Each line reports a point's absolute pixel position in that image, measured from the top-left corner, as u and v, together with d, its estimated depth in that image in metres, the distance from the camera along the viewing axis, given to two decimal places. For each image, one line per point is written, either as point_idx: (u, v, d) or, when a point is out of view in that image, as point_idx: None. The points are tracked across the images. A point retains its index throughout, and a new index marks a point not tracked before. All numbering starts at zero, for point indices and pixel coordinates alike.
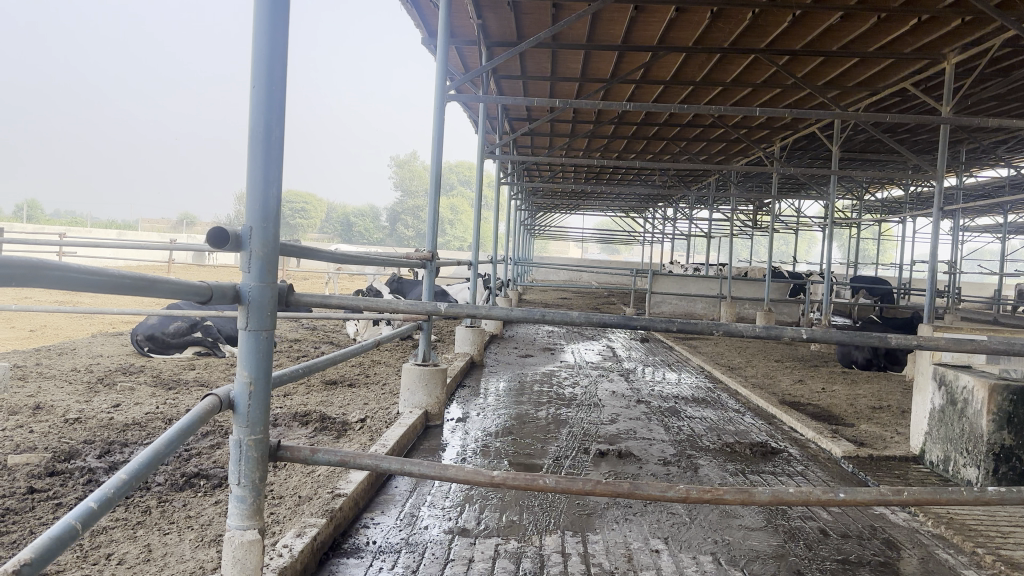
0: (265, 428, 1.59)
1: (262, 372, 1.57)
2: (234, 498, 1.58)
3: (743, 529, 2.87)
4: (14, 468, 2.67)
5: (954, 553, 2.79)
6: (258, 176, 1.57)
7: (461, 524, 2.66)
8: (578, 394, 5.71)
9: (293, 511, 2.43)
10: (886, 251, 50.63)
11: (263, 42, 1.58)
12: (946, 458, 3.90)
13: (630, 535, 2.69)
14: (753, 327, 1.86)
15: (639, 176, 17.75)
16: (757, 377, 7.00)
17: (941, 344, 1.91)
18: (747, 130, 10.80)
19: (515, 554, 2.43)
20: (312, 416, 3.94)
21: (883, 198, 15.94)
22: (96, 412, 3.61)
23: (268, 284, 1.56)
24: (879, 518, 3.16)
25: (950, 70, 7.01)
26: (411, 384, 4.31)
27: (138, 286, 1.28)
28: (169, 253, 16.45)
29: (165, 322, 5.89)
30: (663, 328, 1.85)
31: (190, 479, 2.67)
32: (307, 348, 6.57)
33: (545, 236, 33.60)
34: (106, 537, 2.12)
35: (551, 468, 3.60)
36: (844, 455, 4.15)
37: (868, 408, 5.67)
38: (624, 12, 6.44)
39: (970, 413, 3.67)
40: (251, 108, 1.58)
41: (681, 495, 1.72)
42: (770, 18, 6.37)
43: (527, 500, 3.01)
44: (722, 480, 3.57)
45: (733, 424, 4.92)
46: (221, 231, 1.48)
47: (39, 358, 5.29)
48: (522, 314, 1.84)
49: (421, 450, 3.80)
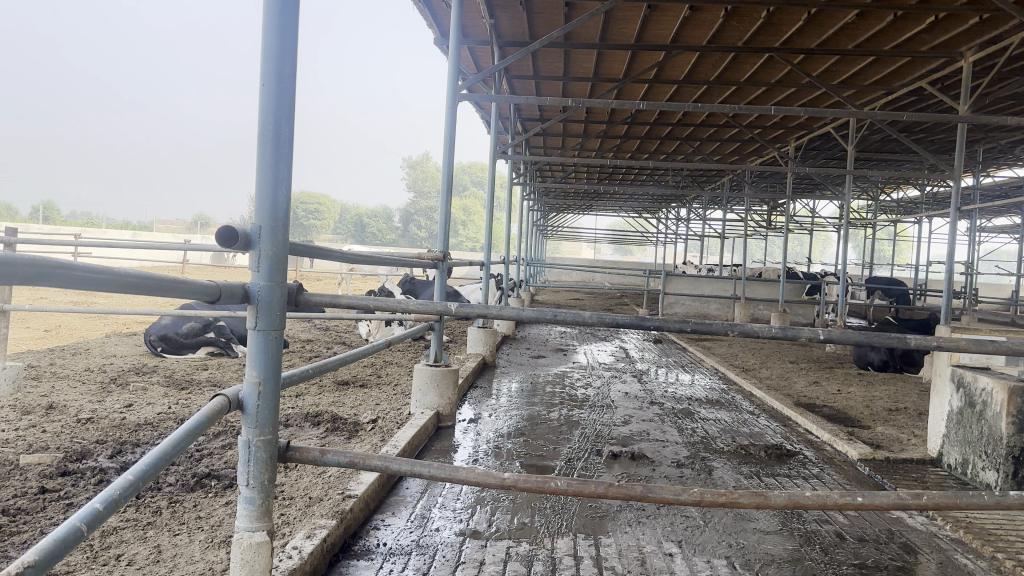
0: (274, 429, 1.58)
1: (271, 372, 1.56)
2: (243, 499, 1.56)
3: (758, 532, 2.83)
4: (26, 468, 2.68)
5: (973, 558, 2.73)
6: (267, 177, 1.56)
7: (472, 526, 2.64)
8: (592, 395, 5.69)
9: (303, 512, 2.41)
10: (902, 251, 50.26)
11: (273, 40, 1.56)
12: (964, 461, 3.83)
13: (642, 538, 2.66)
14: (769, 328, 1.82)
15: (651, 176, 17.66)
16: (772, 378, 6.93)
17: (961, 345, 1.86)
18: (761, 130, 10.71)
19: (527, 557, 2.40)
20: (324, 416, 3.94)
21: (899, 198, 15.78)
22: (108, 412, 3.62)
23: (277, 284, 1.55)
24: (897, 521, 3.10)
25: (967, 69, 6.92)
26: (423, 385, 4.30)
27: (148, 285, 1.27)
28: (182, 254, 16.52)
29: (178, 322, 5.91)
30: (676, 328, 1.82)
31: (201, 479, 2.67)
32: (319, 349, 6.59)
33: (557, 236, 33.48)
34: (117, 538, 2.12)
35: (563, 470, 3.57)
36: (860, 458, 4.09)
37: (885, 409, 5.59)
38: (638, 10, 6.39)
39: (989, 415, 3.60)
40: (260, 107, 1.56)
41: (695, 498, 1.68)
42: (785, 17, 6.30)
43: (540, 502, 2.97)
44: (736, 482, 3.52)
45: (747, 426, 4.87)
46: (230, 231, 1.47)
47: (54, 358, 5.35)
48: (534, 314, 1.81)
49: (433, 450, 3.79)
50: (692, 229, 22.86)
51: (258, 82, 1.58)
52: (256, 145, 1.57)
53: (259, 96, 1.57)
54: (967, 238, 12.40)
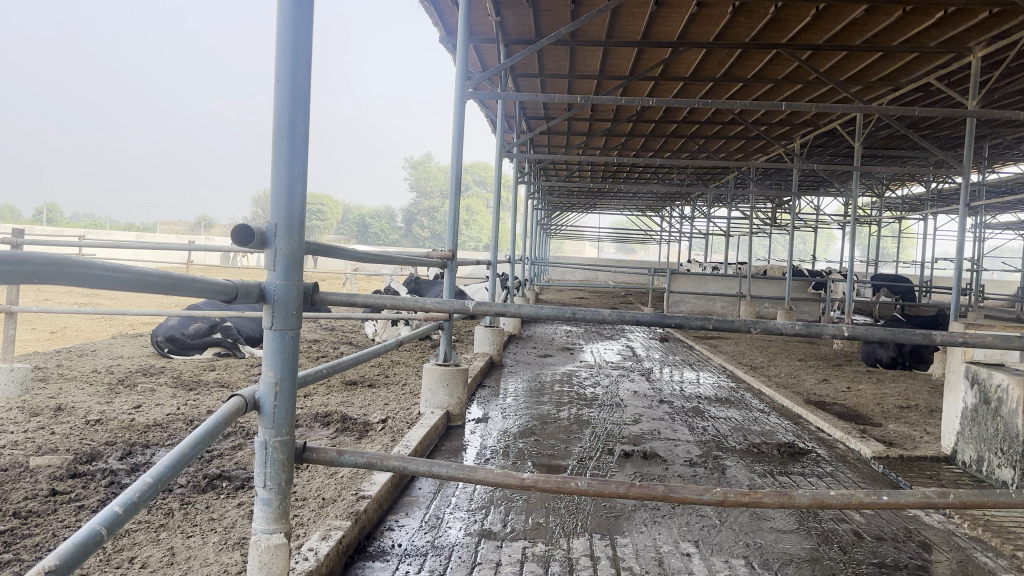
0: (291, 430, 1.55)
1: (288, 372, 1.53)
2: (260, 501, 1.53)
3: (775, 531, 2.80)
4: (36, 470, 2.65)
5: (993, 557, 2.68)
6: (282, 174, 1.53)
7: (487, 526, 2.61)
8: (600, 394, 5.65)
9: (317, 513, 2.38)
10: (907, 250, 50.18)
11: (287, 36, 1.53)
12: (979, 458, 3.79)
13: (659, 538, 2.62)
14: (792, 326, 1.79)
15: (657, 176, 17.60)
16: (781, 375, 6.90)
17: (986, 341, 1.82)
18: (767, 127, 10.66)
19: (544, 557, 2.37)
20: (334, 416, 3.92)
21: (904, 195, 15.73)
22: (117, 413, 3.60)
23: (294, 282, 1.52)
24: (914, 520, 3.06)
25: (976, 64, 6.86)
26: (432, 384, 4.27)
27: (164, 285, 1.25)
28: (186, 256, 16.52)
29: (185, 323, 5.89)
30: (697, 326, 1.78)
31: (211, 481, 2.64)
32: (327, 349, 6.58)
33: (561, 236, 33.52)
34: (129, 541, 2.09)
35: (575, 469, 3.54)
36: (875, 456, 4.05)
37: (897, 407, 5.54)
38: (645, 7, 6.33)
39: (1005, 412, 3.55)
40: (274, 106, 1.54)
41: (717, 498, 1.65)
42: (794, 12, 6.25)
43: (553, 502, 2.94)
44: (751, 481, 3.49)
45: (758, 424, 4.84)
46: (245, 229, 1.44)
47: (62, 360, 5.33)
48: (550, 312, 1.79)
49: (444, 450, 3.77)
50: (697, 228, 22.83)
51: (272, 79, 1.55)
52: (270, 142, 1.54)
53: (273, 93, 1.54)
54: (973, 235, 12.35)
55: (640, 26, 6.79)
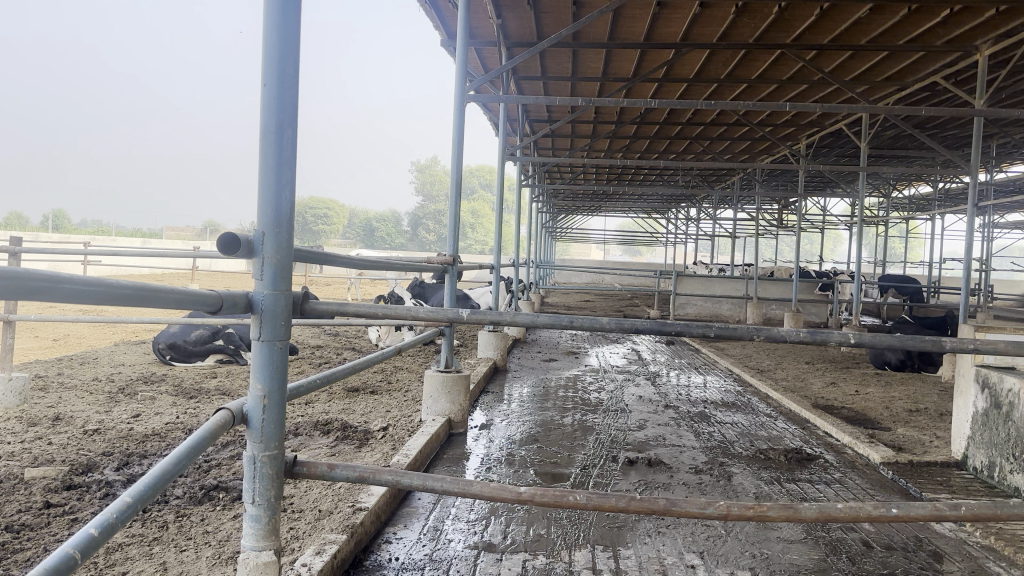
0: (280, 444, 1.52)
1: (277, 385, 1.50)
2: (249, 518, 1.50)
3: (782, 542, 2.73)
4: (31, 482, 2.63)
5: (1007, 567, 2.62)
6: (270, 180, 1.50)
7: (486, 539, 2.57)
8: (605, 399, 5.60)
9: (312, 526, 2.35)
10: (916, 249, 50.02)
11: (274, 39, 1.50)
12: (991, 463, 3.70)
13: (663, 549, 2.57)
14: (797, 333, 1.73)
15: (661, 176, 17.51)
16: (788, 379, 6.82)
17: (999, 348, 1.75)
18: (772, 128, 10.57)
19: (544, 570, 2.33)
20: (334, 425, 3.88)
21: (911, 195, 15.59)
22: (116, 423, 3.57)
23: (281, 292, 1.48)
24: (925, 528, 3.00)
25: (983, 62, 6.76)
26: (434, 392, 4.23)
27: (144, 294, 1.20)
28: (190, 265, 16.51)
29: (187, 330, 5.83)
30: (698, 332, 1.72)
31: (209, 492, 2.61)
32: (330, 355, 6.54)
33: (568, 239, 33.10)
34: (122, 555, 2.06)
35: (578, 478, 3.48)
36: (883, 462, 3.96)
37: (905, 410, 5.47)
38: (647, 8, 6.29)
39: (1016, 417, 3.48)
40: (260, 113, 1.50)
41: (721, 512, 1.59)
42: (798, 12, 6.19)
43: (554, 512, 2.89)
44: (757, 489, 3.41)
45: (764, 429, 4.76)
46: (232, 237, 1.40)
47: (63, 368, 5.32)
48: (548, 320, 1.74)
49: (445, 459, 3.71)
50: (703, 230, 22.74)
51: (259, 84, 1.51)
52: (257, 150, 1.51)
53: (259, 97, 1.51)
54: (981, 235, 12.22)
55: (642, 28, 6.77)
